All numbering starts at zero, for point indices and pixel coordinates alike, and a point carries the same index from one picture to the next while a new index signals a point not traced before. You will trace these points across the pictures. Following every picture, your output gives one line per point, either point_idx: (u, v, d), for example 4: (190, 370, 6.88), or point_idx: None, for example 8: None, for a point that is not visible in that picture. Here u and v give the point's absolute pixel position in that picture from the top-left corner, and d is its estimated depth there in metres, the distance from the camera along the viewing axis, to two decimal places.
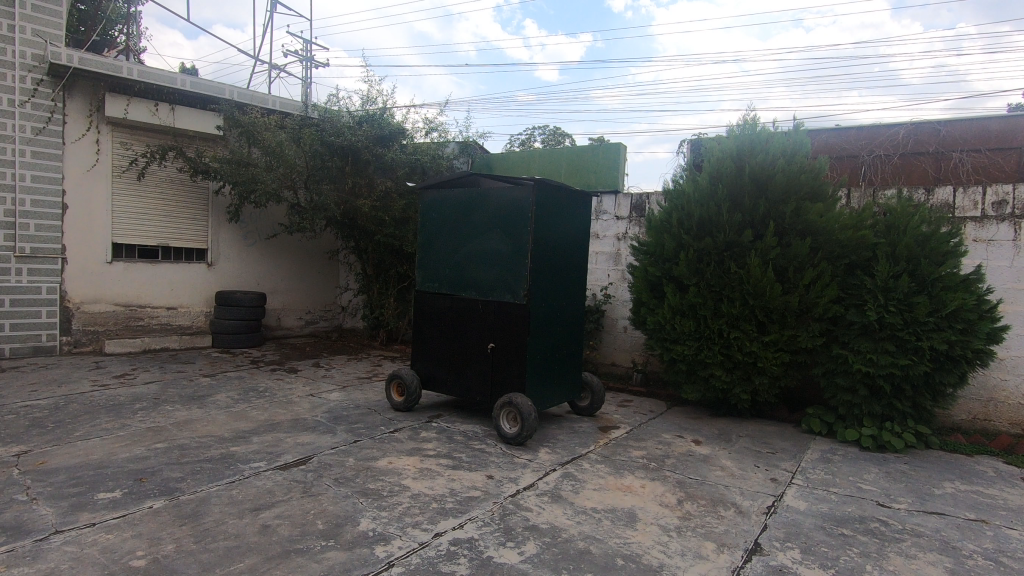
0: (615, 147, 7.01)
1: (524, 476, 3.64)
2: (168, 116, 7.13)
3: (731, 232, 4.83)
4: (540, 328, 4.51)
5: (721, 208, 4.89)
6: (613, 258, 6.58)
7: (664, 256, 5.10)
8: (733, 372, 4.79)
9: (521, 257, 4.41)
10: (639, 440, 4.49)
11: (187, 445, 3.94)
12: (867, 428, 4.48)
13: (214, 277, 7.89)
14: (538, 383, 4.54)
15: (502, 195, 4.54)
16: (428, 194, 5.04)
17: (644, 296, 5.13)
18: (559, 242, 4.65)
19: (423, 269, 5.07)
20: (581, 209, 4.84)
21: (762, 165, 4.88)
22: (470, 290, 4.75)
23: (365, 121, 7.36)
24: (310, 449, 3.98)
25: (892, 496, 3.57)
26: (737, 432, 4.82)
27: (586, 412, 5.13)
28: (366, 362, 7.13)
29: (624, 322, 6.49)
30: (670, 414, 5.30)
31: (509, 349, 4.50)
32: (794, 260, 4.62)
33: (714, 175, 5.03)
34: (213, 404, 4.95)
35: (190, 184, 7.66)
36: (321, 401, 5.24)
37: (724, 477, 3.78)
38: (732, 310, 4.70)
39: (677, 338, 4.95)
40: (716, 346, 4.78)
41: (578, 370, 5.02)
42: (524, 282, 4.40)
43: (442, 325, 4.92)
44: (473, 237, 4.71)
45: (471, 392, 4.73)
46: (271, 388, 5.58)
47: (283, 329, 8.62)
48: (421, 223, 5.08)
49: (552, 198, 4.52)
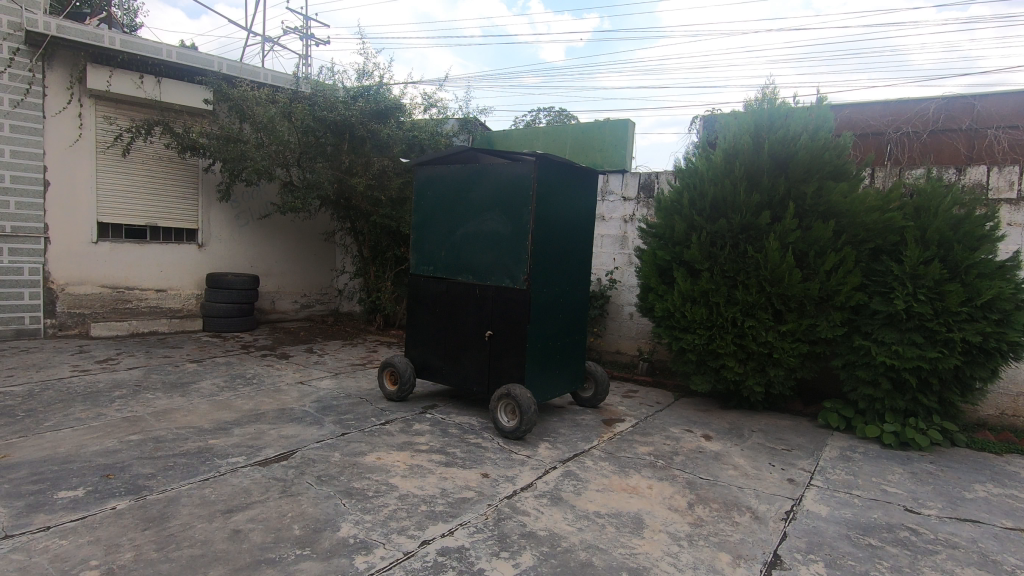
0: (623, 123, 6.66)
1: (522, 475, 3.37)
2: (154, 89, 6.77)
3: (749, 213, 4.49)
4: (541, 315, 4.22)
5: (737, 188, 4.55)
6: (619, 241, 6.27)
7: (674, 239, 4.77)
8: (746, 364, 4.49)
9: (522, 238, 4.10)
10: (646, 435, 4.22)
11: (163, 437, 3.70)
12: (889, 424, 4.20)
13: (204, 259, 7.62)
14: (538, 373, 4.26)
15: (502, 171, 4.22)
16: (423, 170, 4.72)
17: (653, 282, 4.79)
18: (562, 223, 4.33)
19: (418, 252, 4.77)
20: (586, 188, 4.52)
21: (782, 142, 4.54)
22: (467, 274, 4.45)
23: (361, 96, 6.97)
24: (295, 442, 3.73)
25: (920, 501, 3.30)
26: (749, 426, 4.54)
27: (589, 404, 4.87)
28: (362, 347, 6.88)
29: (630, 309, 6.20)
30: (677, 406, 5.02)
31: (508, 337, 4.21)
32: (815, 244, 4.29)
33: (730, 152, 4.68)
34: (197, 392, 4.71)
35: (178, 161, 7.34)
36: (310, 389, 4.99)
37: (737, 478, 3.51)
38: (748, 297, 4.39)
39: (688, 327, 4.64)
40: (728, 336, 4.47)
41: (581, 360, 4.74)
42: (524, 266, 4.09)
43: (437, 311, 4.64)
44: (470, 216, 4.40)
45: (468, 381, 4.46)
46: (259, 375, 5.35)
47: (278, 313, 8.37)
48: (416, 202, 4.79)
49: (555, 175, 4.20)
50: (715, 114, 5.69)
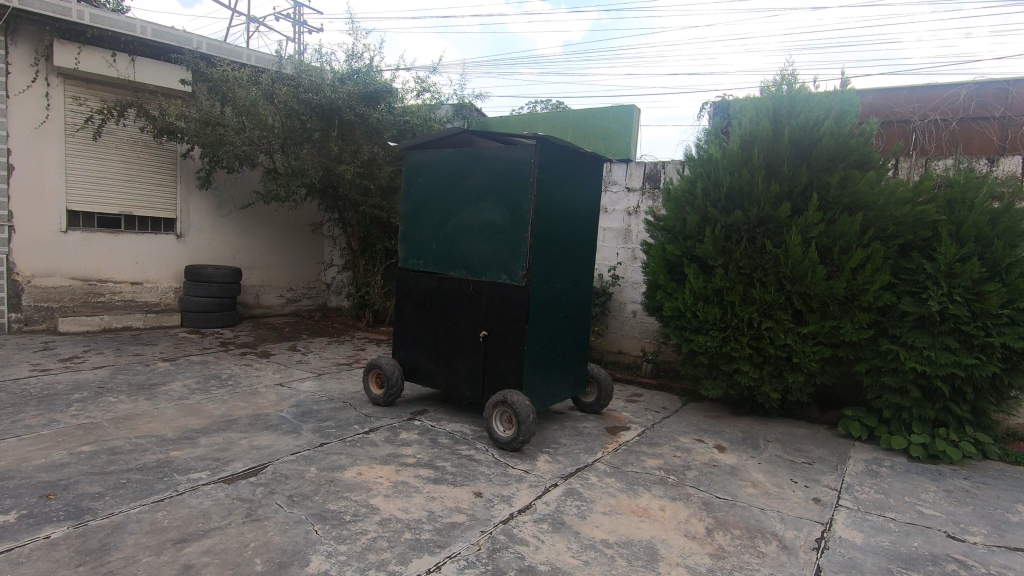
0: (628, 109, 6.28)
1: (520, 495, 3.01)
2: (127, 69, 6.34)
3: (767, 206, 4.13)
4: (541, 314, 3.85)
5: (756, 177, 4.18)
6: (622, 235, 5.91)
7: (685, 232, 4.41)
8: (762, 368, 4.15)
9: (521, 230, 3.72)
10: (654, 445, 3.87)
11: (120, 448, 3.31)
12: (917, 435, 3.87)
13: (184, 250, 7.21)
14: (537, 378, 3.90)
15: (499, 156, 3.84)
16: (413, 155, 4.33)
17: (661, 279, 4.43)
18: (565, 214, 3.96)
19: (407, 244, 4.39)
20: (591, 176, 4.15)
21: (804, 128, 4.17)
22: (460, 268, 4.08)
23: (349, 78, 6.56)
24: (266, 455, 3.35)
25: (963, 526, 2.96)
26: (764, 436, 4.20)
27: (591, 409, 4.52)
28: (349, 345, 6.51)
29: (634, 306, 5.85)
30: (685, 412, 4.68)
31: (504, 339, 3.84)
32: (840, 239, 3.94)
33: (746, 139, 4.31)
34: (165, 395, 4.31)
35: (155, 147, 6.91)
36: (290, 392, 4.61)
37: (758, 498, 3.16)
38: (766, 297, 4.04)
39: (699, 328, 4.28)
40: (744, 338, 4.11)
41: (583, 363, 4.38)
42: (523, 260, 3.72)
43: (428, 309, 4.26)
44: (464, 206, 4.02)
45: (461, 386, 4.09)
46: (235, 376, 4.95)
47: (262, 307, 7.98)
48: (405, 190, 4.40)
49: (558, 161, 3.82)
50: (727, 99, 5.32)
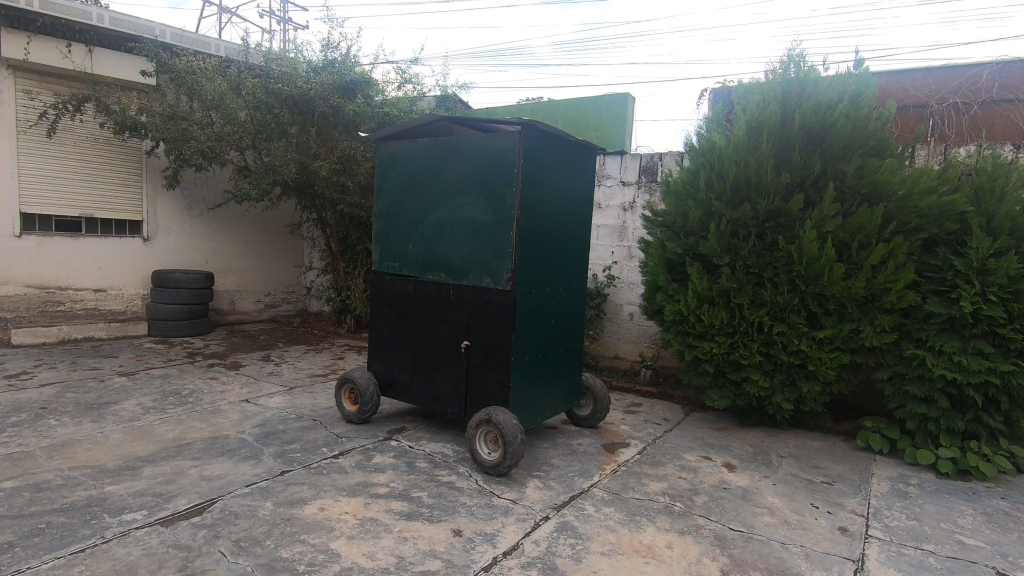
0: (622, 98, 5.91)
1: (505, 532, 2.61)
2: (84, 60, 5.90)
3: (777, 198, 3.74)
4: (529, 321, 3.45)
5: (764, 166, 3.78)
6: (617, 232, 5.53)
7: (687, 229, 4.02)
8: (773, 376, 3.78)
9: (505, 227, 3.32)
10: (657, 465, 3.48)
11: (47, 484, 2.88)
12: (945, 449, 3.50)
13: (151, 254, 6.77)
14: (526, 392, 3.50)
15: (480, 144, 3.44)
16: (387, 147, 3.92)
17: (661, 279, 4.03)
18: (555, 210, 3.57)
19: (382, 245, 3.98)
20: (582, 167, 3.76)
21: (816, 111, 3.78)
22: (440, 271, 3.67)
23: (324, 69, 6.15)
24: (217, 488, 2.93)
25: (1012, 560, 2.58)
26: (776, 451, 3.83)
27: (586, 424, 4.13)
28: (327, 354, 6.10)
29: (631, 309, 5.48)
30: (688, 424, 4.30)
31: (489, 350, 3.44)
32: (860, 233, 3.55)
33: (753, 124, 3.91)
34: (114, 416, 3.88)
35: (118, 143, 6.46)
36: (256, 409, 4.20)
37: (777, 529, 2.77)
38: (778, 298, 3.65)
39: (704, 333, 3.89)
40: (753, 343, 3.73)
41: (577, 373, 3.99)
42: (508, 262, 3.32)
43: (405, 316, 3.86)
44: (442, 201, 3.62)
45: (442, 402, 3.69)
46: (198, 391, 4.52)
47: (238, 314, 7.55)
48: (378, 185, 3.99)
49: (546, 150, 3.42)
50: (727, 85, 4.94)
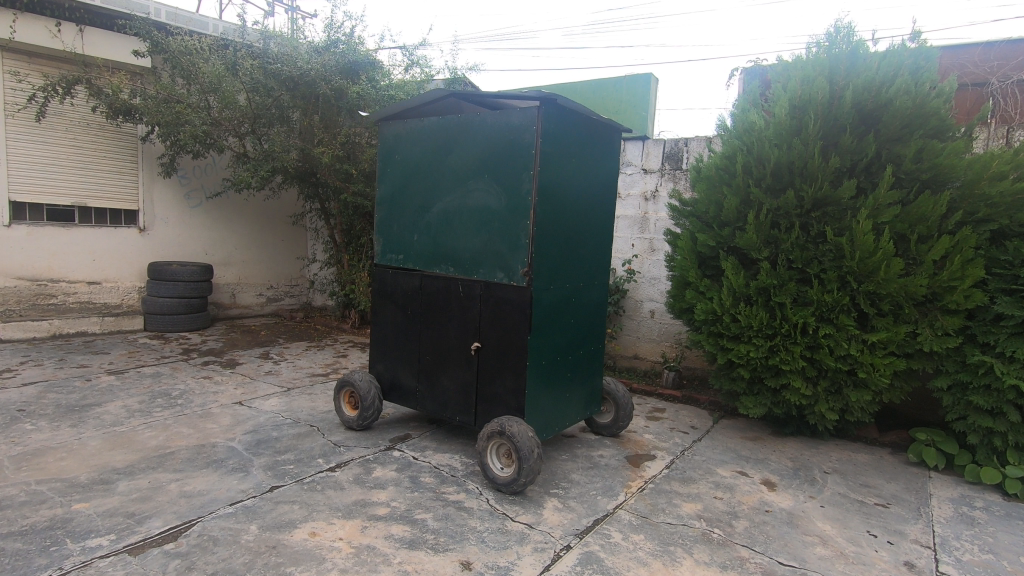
0: (644, 78, 5.50)
1: (521, 566, 2.27)
2: (74, 41, 5.60)
3: (825, 184, 3.34)
4: (546, 321, 3.10)
5: (811, 148, 3.37)
6: (638, 223, 5.16)
7: (721, 219, 3.63)
8: (817, 383, 3.40)
9: (521, 216, 2.96)
10: (688, 483, 3.13)
11: (9, 501, 2.58)
12: (1015, 467, 3.10)
13: (149, 245, 6.49)
14: (542, 399, 3.15)
15: (493, 123, 3.07)
16: (390, 127, 3.57)
17: (691, 275, 3.66)
18: (576, 197, 3.20)
19: (385, 236, 3.64)
20: (606, 149, 3.38)
21: (870, 86, 3.36)
22: (448, 265, 3.32)
23: (327, 49, 5.80)
24: (197, 507, 2.62)
25: None
26: (819, 466, 3.46)
27: (606, 432, 3.78)
28: (329, 351, 5.79)
29: (652, 305, 5.11)
30: (718, 433, 3.93)
31: (502, 353, 3.09)
32: (920, 224, 3.16)
33: (798, 102, 3.49)
34: (96, 421, 3.58)
35: (111, 128, 6.15)
36: (250, 412, 3.89)
37: (834, 563, 2.41)
38: (825, 297, 3.26)
39: (739, 335, 3.51)
40: (796, 346, 3.34)
41: (597, 377, 3.64)
42: (523, 255, 2.96)
43: (410, 314, 3.51)
44: (451, 188, 3.27)
45: (449, 409, 3.35)
46: (189, 392, 4.22)
47: (239, 308, 7.27)
48: (381, 170, 3.65)
49: (566, 129, 3.04)
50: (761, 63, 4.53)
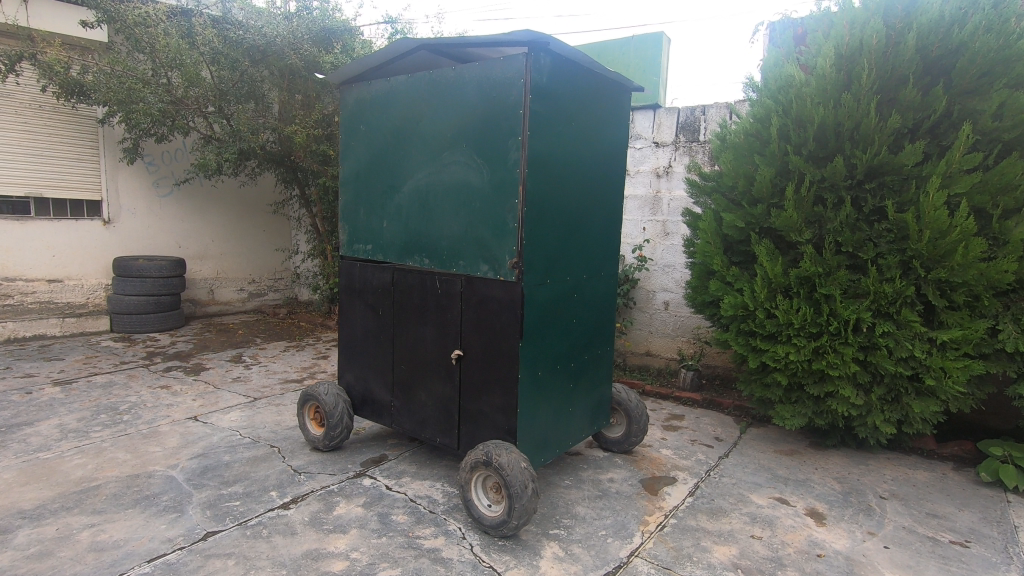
0: (655, 37, 4.84)
1: None
2: (17, 12, 5.00)
3: (883, 148, 2.73)
4: (542, 324, 2.53)
5: (865, 104, 2.75)
6: (649, 204, 4.56)
7: (753, 194, 3.03)
8: (870, 391, 2.83)
9: (507, 194, 2.38)
10: (718, 516, 2.57)
11: None
12: None
13: (115, 238, 5.95)
14: (539, 418, 2.59)
15: (471, 79, 2.47)
16: (353, 92, 2.99)
17: (716, 262, 3.08)
18: (577, 170, 2.61)
19: (352, 223, 3.08)
20: (611, 111, 2.78)
21: (938, 25, 2.71)
22: (422, 256, 2.75)
23: (297, 16, 5.25)
24: (106, 567, 2.08)
25: None
26: (871, 489, 2.89)
27: (616, 448, 3.23)
28: (310, 351, 5.28)
29: (666, 296, 4.55)
30: (747, 446, 3.37)
31: (488, 362, 2.53)
32: (1004, 196, 2.54)
33: (847, 50, 2.86)
34: (19, 446, 3.06)
35: (67, 111, 5.58)
36: (204, 430, 3.37)
37: None
38: (884, 287, 2.66)
39: (776, 334, 2.92)
40: (847, 347, 2.74)
41: (605, 384, 3.07)
42: (511, 243, 2.38)
43: (382, 315, 2.96)
44: (424, 162, 2.68)
45: (428, 428, 2.80)
46: (139, 406, 3.69)
47: (218, 305, 6.77)
48: (344, 144, 3.07)
49: (563, 85, 2.44)
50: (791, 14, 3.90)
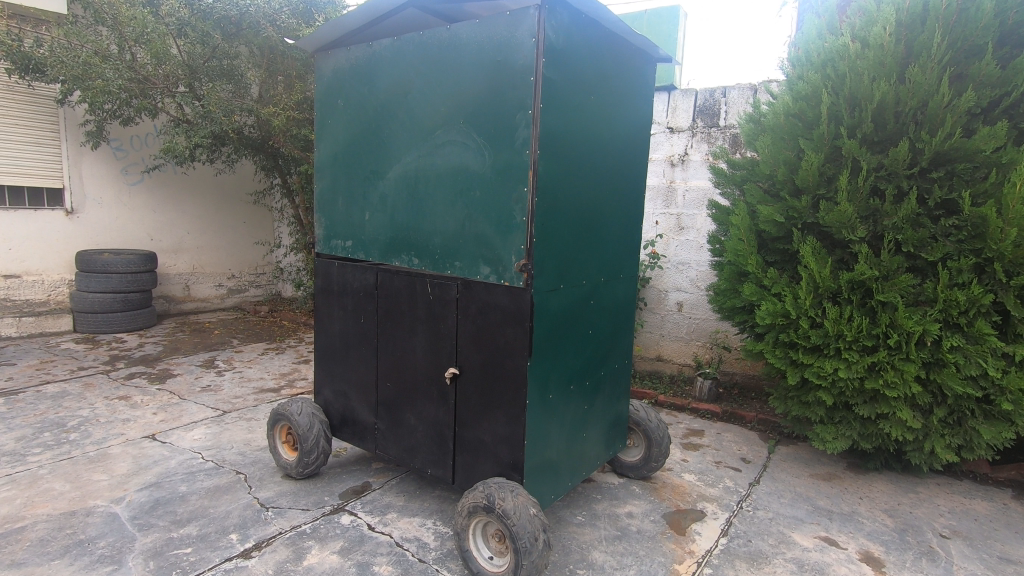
0: (670, 10, 4.44)
1: None
2: None
3: (953, 132, 2.33)
4: (554, 337, 2.11)
5: (933, 77, 2.34)
6: (663, 195, 4.14)
7: (797, 183, 2.62)
8: (931, 412, 2.44)
9: (514, 181, 1.95)
10: (759, 564, 2.18)
11: None
12: None
13: (80, 230, 5.46)
14: (549, 447, 2.18)
15: (471, 39, 2.03)
16: (330, 62, 2.55)
17: (751, 262, 2.68)
18: (596, 152, 2.20)
19: (330, 214, 2.64)
20: (635, 83, 2.36)
21: None
22: (411, 254, 2.32)
23: None
24: None
25: None
26: (928, 524, 2.51)
27: (633, 474, 2.83)
28: (290, 355, 4.86)
29: (679, 297, 4.15)
30: (778, 470, 2.99)
31: (489, 383, 2.11)
32: None
33: (910, 14, 2.43)
34: None
35: (22, 89, 5.04)
36: (161, 452, 2.94)
37: None
38: (956, 295, 2.26)
39: (821, 346, 2.53)
40: (909, 364, 2.34)
41: (623, 401, 2.67)
42: (519, 240, 1.96)
43: (364, 323, 2.53)
44: (413, 143, 2.25)
45: (418, 457, 2.39)
46: (89, 422, 3.25)
47: (195, 302, 6.32)
48: (321, 123, 2.63)
49: (581, 48, 2.01)
50: None
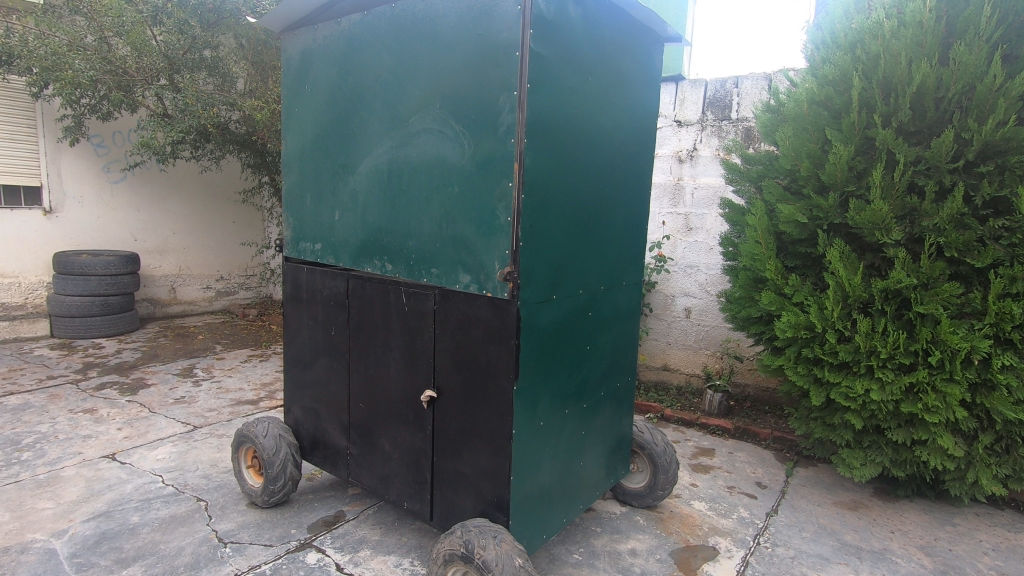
0: None
1: None
2: None
3: (1006, 120, 2.03)
4: (546, 355, 1.83)
5: (982, 57, 2.04)
6: (669, 193, 3.86)
7: (822, 179, 2.33)
8: (976, 439, 2.15)
9: (498, 176, 1.67)
10: None
11: None
12: None
13: (58, 230, 5.22)
14: (540, 480, 1.90)
15: (449, 11, 1.75)
16: (298, 43, 2.27)
17: (770, 268, 2.39)
18: (595, 143, 1.92)
19: (299, 213, 2.37)
20: (639, 65, 2.08)
21: None
22: (384, 259, 2.05)
23: None
24: None
25: None
26: (972, 565, 2.21)
27: (637, 502, 2.54)
28: (274, 362, 4.60)
29: (688, 302, 3.85)
30: (798, 497, 2.69)
31: (471, 407, 1.84)
32: None
33: None
34: None
35: None
36: (117, 475, 2.67)
37: None
38: (1009, 307, 1.96)
39: (851, 362, 2.23)
40: (953, 385, 2.04)
41: (625, 423, 2.39)
42: (503, 244, 1.68)
43: (335, 335, 2.27)
44: (386, 133, 1.97)
45: (393, 487, 2.12)
46: (46, 440, 3.00)
47: (181, 304, 6.09)
48: (289, 112, 2.36)
49: (576, 22, 1.74)
50: None
